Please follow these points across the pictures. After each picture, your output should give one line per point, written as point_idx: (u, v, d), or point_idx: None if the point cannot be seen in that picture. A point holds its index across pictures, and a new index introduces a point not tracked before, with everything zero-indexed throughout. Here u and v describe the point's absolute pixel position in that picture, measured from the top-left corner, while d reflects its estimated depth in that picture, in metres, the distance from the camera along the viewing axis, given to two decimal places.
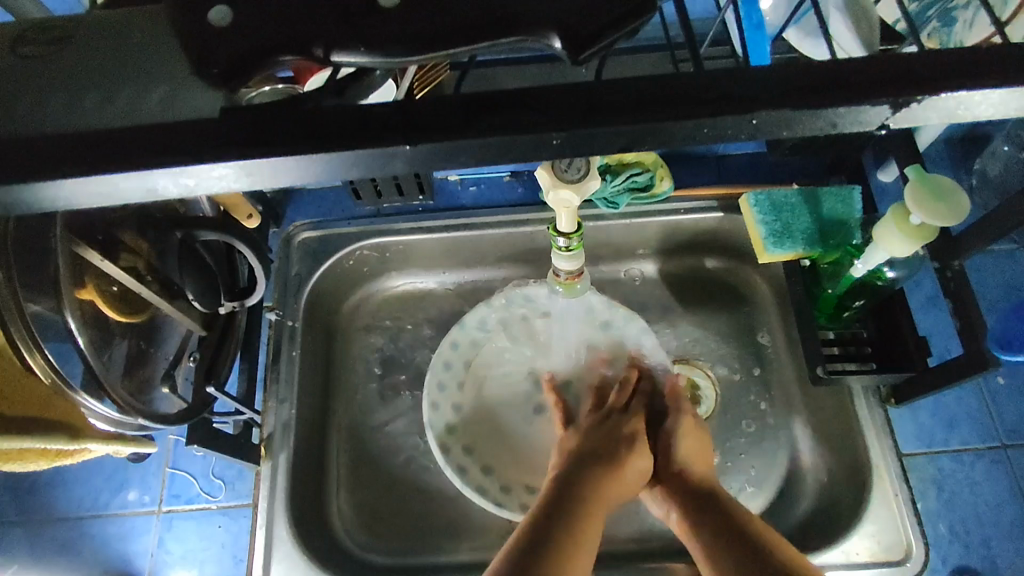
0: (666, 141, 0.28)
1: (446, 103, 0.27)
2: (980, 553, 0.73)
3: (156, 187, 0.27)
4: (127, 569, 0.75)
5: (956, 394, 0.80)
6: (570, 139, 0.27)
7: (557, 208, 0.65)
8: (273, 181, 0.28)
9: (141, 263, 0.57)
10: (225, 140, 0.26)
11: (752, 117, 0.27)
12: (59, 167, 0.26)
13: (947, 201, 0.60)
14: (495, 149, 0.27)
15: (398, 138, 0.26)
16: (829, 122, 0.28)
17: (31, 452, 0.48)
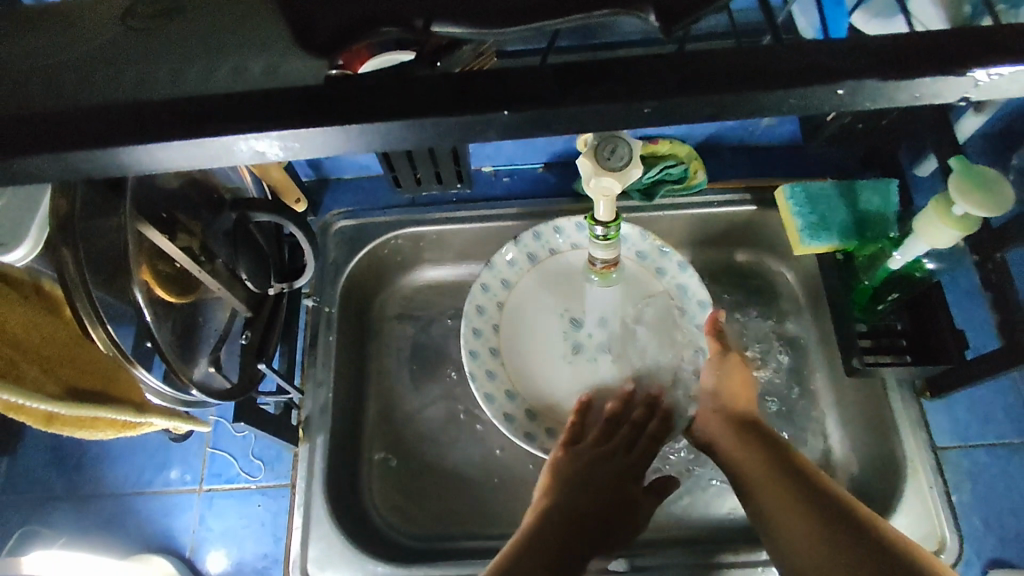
0: (743, 114, 0.29)
1: (540, 74, 0.28)
2: (1015, 547, 0.73)
3: (259, 149, 0.28)
4: (170, 544, 0.77)
5: (993, 388, 0.80)
6: (661, 110, 0.28)
7: (597, 196, 0.65)
8: (368, 145, 0.30)
9: (195, 243, 0.58)
10: (323, 107, 0.28)
11: (836, 88, 0.28)
12: (170, 131, 0.28)
13: (992, 191, 0.60)
14: (589, 118, 0.28)
15: (496, 106, 0.28)
16: (914, 94, 0.29)
17: (100, 422, 0.52)
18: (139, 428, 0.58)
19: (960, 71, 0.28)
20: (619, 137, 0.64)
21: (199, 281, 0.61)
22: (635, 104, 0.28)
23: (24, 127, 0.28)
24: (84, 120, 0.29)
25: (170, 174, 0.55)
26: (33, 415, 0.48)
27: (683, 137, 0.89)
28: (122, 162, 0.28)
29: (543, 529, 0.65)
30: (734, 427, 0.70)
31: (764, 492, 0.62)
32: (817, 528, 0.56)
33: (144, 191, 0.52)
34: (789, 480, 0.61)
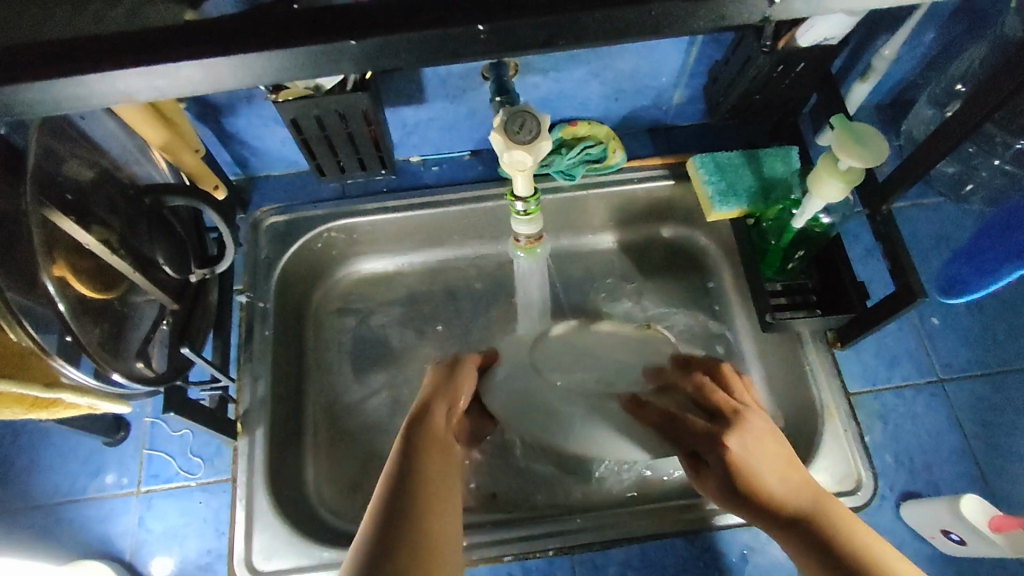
0: (582, 35, 0.36)
1: (392, 7, 0.34)
2: (925, 479, 0.78)
3: (132, 89, 0.34)
4: (108, 549, 0.76)
5: (896, 334, 0.86)
6: (494, 30, 0.35)
7: (514, 172, 0.68)
8: (232, 81, 0.35)
9: (113, 236, 0.58)
10: (191, 43, 0.34)
11: (650, 9, 0.34)
12: (45, 71, 0.33)
13: (868, 145, 0.65)
14: (435, 43, 0.35)
15: (346, 35, 0.34)
16: (718, 13, 0.36)
17: (9, 395, 0.51)
18: (58, 412, 0.57)
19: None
20: (528, 111, 0.66)
21: (119, 275, 0.61)
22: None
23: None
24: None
25: (78, 163, 0.56)
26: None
27: (601, 118, 0.92)
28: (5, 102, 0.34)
29: (415, 475, 0.62)
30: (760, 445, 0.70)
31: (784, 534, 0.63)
32: (817, 553, 0.59)
33: (46, 177, 0.52)
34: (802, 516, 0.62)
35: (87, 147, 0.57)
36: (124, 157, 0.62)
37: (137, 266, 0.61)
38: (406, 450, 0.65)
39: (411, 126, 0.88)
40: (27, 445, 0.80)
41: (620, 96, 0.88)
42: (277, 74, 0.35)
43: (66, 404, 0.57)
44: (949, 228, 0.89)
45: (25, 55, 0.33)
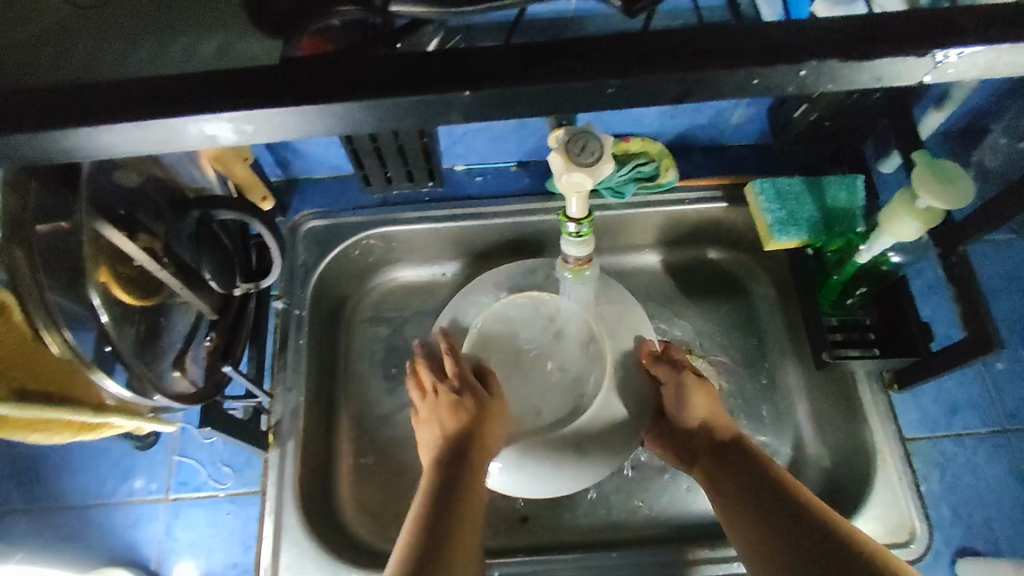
0: (717, 91, 0.30)
1: (501, 50, 0.30)
2: (984, 535, 0.75)
3: (207, 131, 0.30)
4: (135, 557, 0.75)
5: (958, 379, 0.81)
6: (624, 86, 0.30)
7: (568, 192, 0.64)
8: (317, 129, 0.31)
9: (158, 244, 0.56)
10: (269, 85, 0.30)
11: (799, 67, 0.29)
12: (114, 113, 0.29)
13: (953, 185, 0.61)
14: (558, 96, 0.30)
15: (459, 86, 0.29)
16: (875, 75, 0.30)
17: (55, 422, 0.50)
18: (103, 433, 0.57)
19: (920, 51, 0.29)
20: (590, 132, 0.63)
21: (159, 283, 0.59)
22: (616, 72, 0.29)
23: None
24: (13, 101, 0.30)
25: (127, 172, 0.53)
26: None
27: (654, 135, 0.89)
28: (68, 145, 0.30)
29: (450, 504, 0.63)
30: (727, 454, 0.70)
31: (756, 532, 0.62)
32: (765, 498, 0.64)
33: (97, 186, 0.50)
34: (776, 514, 0.62)
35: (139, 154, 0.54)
36: (172, 159, 0.58)
37: (183, 279, 0.59)
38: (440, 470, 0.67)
39: (458, 135, 0.85)
40: (58, 444, 0.79)
41: (677, 114, 0.84)
42: (369, 125, 0.31)
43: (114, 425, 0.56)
44: (1020, 268, 0.85)
45: (91, 90, 0.30)
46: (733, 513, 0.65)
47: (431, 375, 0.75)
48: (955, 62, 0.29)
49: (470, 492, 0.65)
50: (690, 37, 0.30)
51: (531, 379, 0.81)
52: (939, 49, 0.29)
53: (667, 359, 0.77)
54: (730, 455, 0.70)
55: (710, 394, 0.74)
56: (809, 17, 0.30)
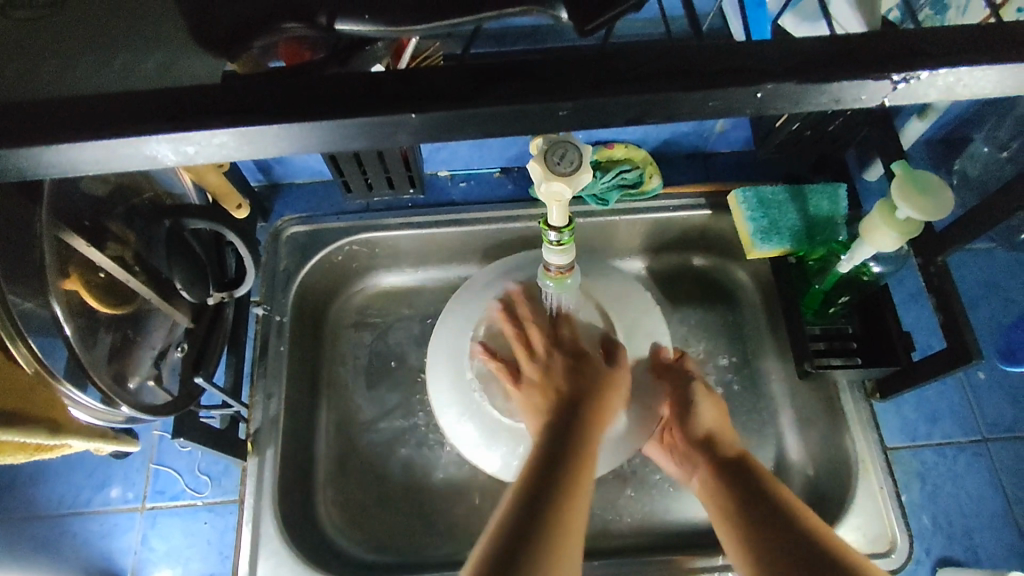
0: (677, 112, 0.30)
1: (454, 73, 0.29)
2: (963, 544, 0.75)
3: (158, 152, 0.30)
4: (110, 567, 0.74)
5: (940, 388, 0.81)
6: (579, 107, 0.29)
7: (548, 201, 0.64)
8: (269, 148, 0.30)
9: (128, 253, 0.55)
10: (218, 104, 0.29)
11: (758, 90, 0.29)
12: (56, 133, 0.28)
13: (934, 196, 0.61)
14: (515, 116, 0.29)
15: (406, 107, 0.29)
16: (833, 97, 0.30)
17: (9, 445, 0.49)
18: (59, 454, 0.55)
19: (879, 74, 0.28)
20: (570, 141, 0.63)
21: (130, 292, 0.57)
22: (577, 90, 0.29)
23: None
24: None
25: (96, 179, 0.52)
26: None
27: (637, 142, 0.89)
28: (11, 165, 0.29)
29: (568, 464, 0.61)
30: (725, 462, 0.71)
31: (738, 526, 0.63)
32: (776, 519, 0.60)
33: (62, 195, 0.48)
34: (760, 509, 0.62)
35: None
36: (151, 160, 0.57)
37: (155, 287, 0.58)
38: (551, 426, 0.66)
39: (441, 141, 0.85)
40: None
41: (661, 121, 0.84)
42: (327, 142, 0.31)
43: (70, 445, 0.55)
44: (1001, 277, 0.85)
45: (38, 111, 0.29)
46: (741, 531, 0.62)
47: (511, 324, 0.76)
48: (918, 84, 0.29)
49: (584, 446, 0.64)
50: (655, 55, 0.29)
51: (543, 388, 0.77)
52: (897, 73, 0.28)
53: (678, 369, 0.78)
54: (727, 463, 0.70)
55: (712, 397, 0.77)
56: (775, 37, 0.30)
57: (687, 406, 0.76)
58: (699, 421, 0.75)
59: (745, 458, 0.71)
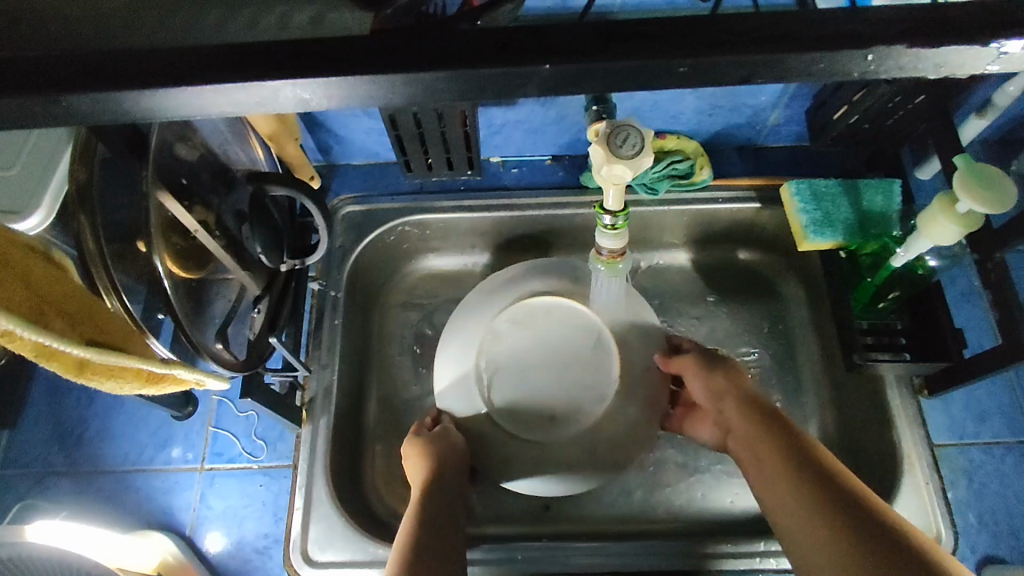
0: (784, 73, 0.31)
1: (581, 31, 0.31)
2: (1010, 544, 0.74)
3: (302, 96, 0.32)
4: (171, 522, 0.78)
5: (989, 387, 0.81)
6: (696, 66, 0.31)
7: (606, 183, 0.64)
8: (386, 97, 0.33)
9: (211, 217, 0.59)
10: (345, 56, 0.31)
11: (867, 53, 0.30)
12: (203, 73, 0.31)
13: (993, 189, 0.61)
14: (625, 74, 0.31)
15: (536, 62, 0.31)
16: (938, 64, 0.31)
17: (129, 369, 0.49)
18: (163, 388, 0.56)
19: (980, 42, 0.30)
20: (631, 124, 0.63)
21: (209, 255, 0.61)
22: (680, 56, 0.30)
23: (58, 67, 0.31)
24: (101, 61, 0.31)
25: (189, 146, 0.56)
26: (65, 362, 0.44)
27: (689, 134, 0.89)
28: (157, 106, 0.32)
29: (427, 554, 0.61)
30: (771, 425, 0.64)
31: (794, 504, 0.57)
32: (814, 486, 0.57)
33: (162, 157, 0.52)
34: (819, 486, 0.57)
35: (198, 130, 0.58)
36: (218, 140, 0.61)
37: (232, 251, 0.62)
38: (423, 530, 0.63)
39: (497, 126, 0.86)
40: (100, 411, 0.82)
41: (715, 112, 0.84)
42: (444, 96, 0.33)
43: (173, 379, 0.56)
44: None
45: (189, 55, 0.31)
46: (784, 487, 0.59)
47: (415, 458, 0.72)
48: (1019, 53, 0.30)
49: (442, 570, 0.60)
50: (758, 24, 0.31)
51: (527, 359, 0.79)
52: (996, 41, 0.29)
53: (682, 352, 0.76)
54: (768, 426, 0.64)
55: (732, 372, 0.71)
56: (878, 7, 0.31)
57: (702, 369, 0.72)
58: (719, 384, 0.70)
59: (788, 423, 0.64)
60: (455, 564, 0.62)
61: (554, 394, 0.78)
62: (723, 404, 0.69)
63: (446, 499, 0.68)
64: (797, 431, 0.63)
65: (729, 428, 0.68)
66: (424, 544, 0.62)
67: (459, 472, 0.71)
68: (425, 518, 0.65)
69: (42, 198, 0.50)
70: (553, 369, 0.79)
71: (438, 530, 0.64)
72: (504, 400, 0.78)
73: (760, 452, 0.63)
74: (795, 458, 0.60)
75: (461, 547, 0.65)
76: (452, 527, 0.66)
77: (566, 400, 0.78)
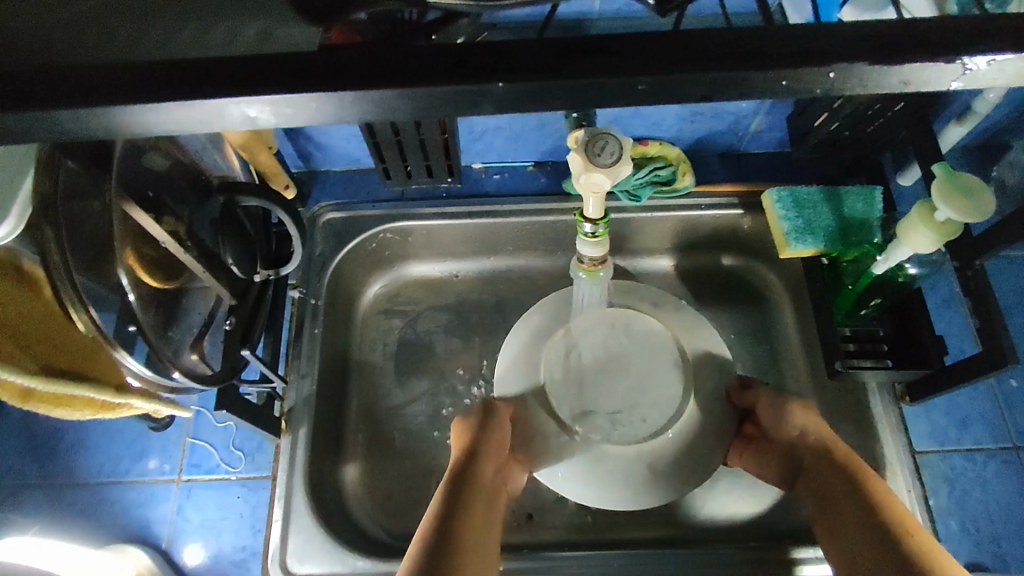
0: (749, 90, 0.31)
1: (540, 47, 0.31)
2: (991, 551, 0.74)
3: (257, 111, 0.31)
4: (147, 535, 0.76)
5: (970, 394, 0.81)
6: (662, 81, 0.30)
7: (586, 192, 0.64)
8: (344, 111, 0.32)
9: (181, 228, 0.57)
10: (299, 72, 0.31)
11: (831, 69, 0.30)
12: (154, 89, 0.30)
13: (971, 198, 0.61)
14: (588, 89, 0.31)
15: (495, 77, 0.30)
16: (904, 80, 0.31)
17: (78, 399, 0.51)
18: (115, 411, 0.57)
19: (945, 58, 0.29)
20: (609, 133, 0.62)
21: (182, 266, 0.60)
22: (643, 71, 0.30)
23: (2, 80, 0.30)
24: (48, 77, 0.30)
25: (159, 156, 0.55)
26: (11, 390, 0.45)
27: (672, 141, 0.89)
28: (109, 122, 0.31)
29: (455, 516, 0.61)
30: (843, 472, 0.64)
31: (862, 550, 0.58)
32: (880, 534, 0.57)
33: (128, 167, 0.51)
34: (886, 535, 0.57)
35: (168, 139, 0.57)
36: (192, 147, 0.60)
37: (205, 262, 0.60)
38: (456, 493, 0.63)
39: (478, 133, 0.85)
40: (74, 423, 0.81)
41: (697, 119, 0.84)
42: (404, 112, 0.32)
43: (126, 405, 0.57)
44: None
45: (138, 68, 0.30)
46: (850, 535, 0.59)
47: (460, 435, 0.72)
48: (985, 69, 0.30)
49: (467, 535, 0.60)
50: (722, 40, 0.30)
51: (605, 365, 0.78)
52: (961, 58, 0.29)
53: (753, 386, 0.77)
54: (840, 471, 0.64)
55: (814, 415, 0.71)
56: (844, 21, 0.30)
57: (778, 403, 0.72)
58: (796, 424, 0.70)
59: (869, 477, 0.63)
60: (478, 531, 0.62)
61: (630, 402, 0.76)
62: (798, 446, 0.69)
63: (485, 467, 0.68)
64: (872, 477, 0.63)
65: (800, 467, 0.68)
66: (454, 507, 0.61)
67: (501, 450, 0.71)
68: (464, 484, 0.64)
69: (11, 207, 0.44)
70: (627, 377, 0.77)
71: (471, 500, 0.64)
72: (571, 398, 0.77)
73: (831, 494, 0.63)
74: (867, 503, 0.60)
75: (487, 517, 0.64)
76: (484, 497, 0.65)
77: (641, 409, 0.76)
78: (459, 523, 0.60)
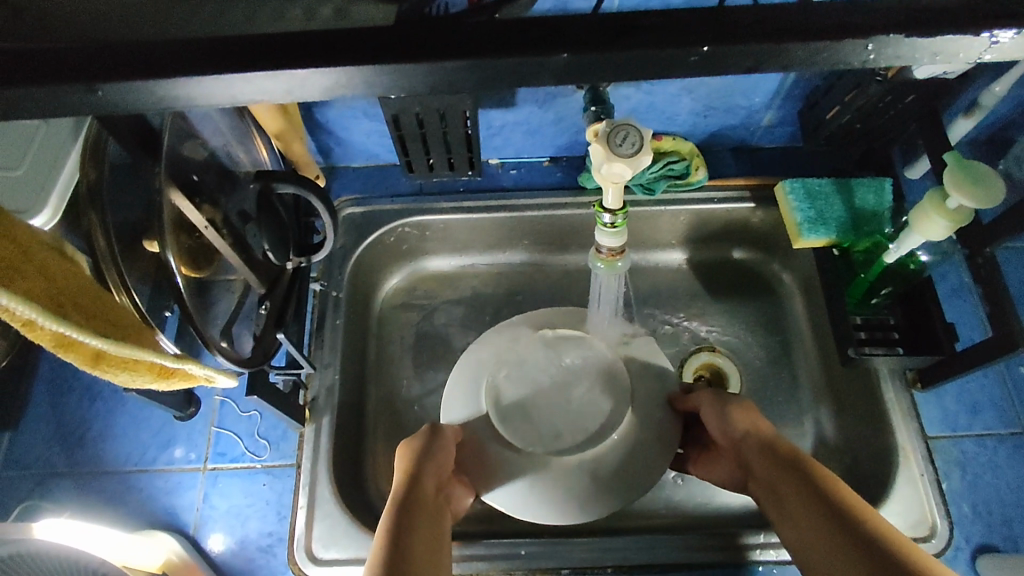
0: (787, 64, 0.33)
1: (588, 28, 0.33)
2: (1004, 534, 0.76)
3: (324, 85, 0.33)
4: (174, 522, 0.78)
5: (981, 380, 0.83)
6: (705, 58, 0.32)
7: (605, 181, 0.65)
8: (403, 87, 0.34)
9: (218, 215, 0.59)
10: (363, 49, 0.33)
11: (866, 43, 0.32)
12: (231, 64, 0.32)
13: (980, 186, 0.63)
14: (634, 64, 0.33)
15: (547, 56, 0.32)
16: (933, 54, 0.33)
17: (142, 363, 0.50)
18: (175, 383, 0.57)
19: (973, 31, 0.31)
20: (629, 123, 0.64)
21: (216, 254, 0.62)
22: (688, 47, 0.32)
23: (90, 58, 0.32)
24: (130, 56, 0.32)
25: (196, 146, 0.57)
26: (82, 354, 0.45)
27: (685, 135, 0.91)
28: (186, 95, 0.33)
29: (400, 529, 0.56)
30: (793, 470, 0.60)
31: (827, 550, 0.53)
32: (841, 529, 0.53)
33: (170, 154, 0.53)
34: (846, 530, 0.53)
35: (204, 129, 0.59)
36: (220, 140, 0.61)
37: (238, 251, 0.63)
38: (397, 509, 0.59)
39: (496, 127, 0.87)
40: (101, 412, 0.83)
41: (710, 113, 0.86)
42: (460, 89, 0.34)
43: (184, 375, 0.57)
44: None
45: (214, 46, 0.33)
46: (812, 531, 0.56)
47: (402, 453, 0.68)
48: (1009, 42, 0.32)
49: (415, 545, 0.56)
50: (761, 19, 0.32)
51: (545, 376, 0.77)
52: (988, 31, 0.31)
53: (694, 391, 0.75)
54: (787, 470, 0.61)
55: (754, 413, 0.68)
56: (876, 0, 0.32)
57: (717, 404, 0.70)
58: (735, 423, 0.68)
59: (817, 471, 0.60)
60: (428, 545, 0.58)
61: (566, 411, 0.75)
62: (743, 445, 0.66)
63: (424, 481, 0.64)
64: (823, 471, 0.59)
65: (750, 472, 0.65)
66: (397, 520, 0.57)
67: (440, 465, 0.67)
68: (402, 502, 0.60)
69: (51, 194, 0.50)
70: (566, 389, 0.76)
71: (416, 514, 0.59)
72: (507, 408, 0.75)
73: (784, 494, 0.60)
74: (822, 498, 0.56)
75: (434, 531, 0.60)
76: (426, 510, 0.61)
77: (575, 420, 0.74)
78: (404, 536, 0.56)
